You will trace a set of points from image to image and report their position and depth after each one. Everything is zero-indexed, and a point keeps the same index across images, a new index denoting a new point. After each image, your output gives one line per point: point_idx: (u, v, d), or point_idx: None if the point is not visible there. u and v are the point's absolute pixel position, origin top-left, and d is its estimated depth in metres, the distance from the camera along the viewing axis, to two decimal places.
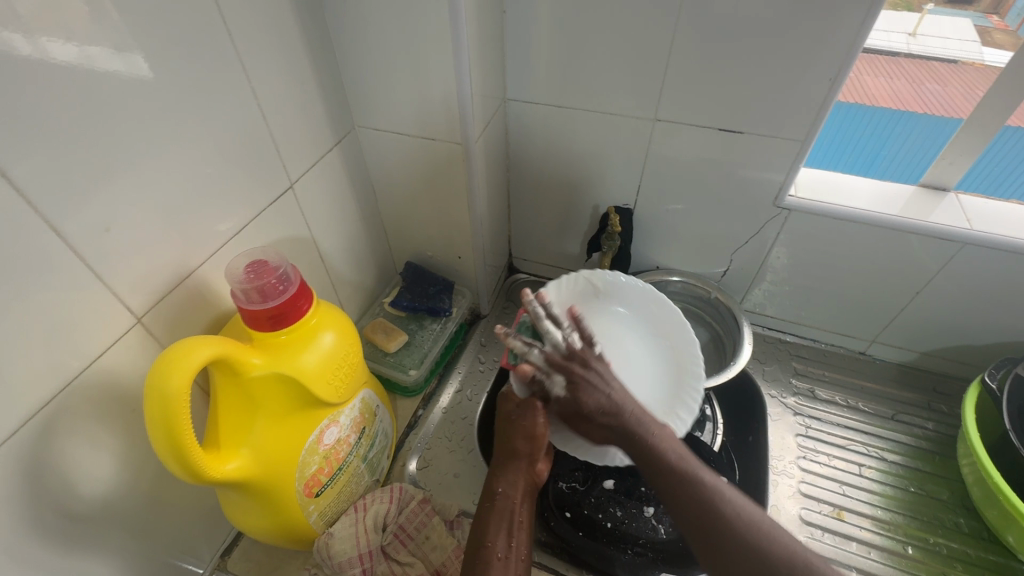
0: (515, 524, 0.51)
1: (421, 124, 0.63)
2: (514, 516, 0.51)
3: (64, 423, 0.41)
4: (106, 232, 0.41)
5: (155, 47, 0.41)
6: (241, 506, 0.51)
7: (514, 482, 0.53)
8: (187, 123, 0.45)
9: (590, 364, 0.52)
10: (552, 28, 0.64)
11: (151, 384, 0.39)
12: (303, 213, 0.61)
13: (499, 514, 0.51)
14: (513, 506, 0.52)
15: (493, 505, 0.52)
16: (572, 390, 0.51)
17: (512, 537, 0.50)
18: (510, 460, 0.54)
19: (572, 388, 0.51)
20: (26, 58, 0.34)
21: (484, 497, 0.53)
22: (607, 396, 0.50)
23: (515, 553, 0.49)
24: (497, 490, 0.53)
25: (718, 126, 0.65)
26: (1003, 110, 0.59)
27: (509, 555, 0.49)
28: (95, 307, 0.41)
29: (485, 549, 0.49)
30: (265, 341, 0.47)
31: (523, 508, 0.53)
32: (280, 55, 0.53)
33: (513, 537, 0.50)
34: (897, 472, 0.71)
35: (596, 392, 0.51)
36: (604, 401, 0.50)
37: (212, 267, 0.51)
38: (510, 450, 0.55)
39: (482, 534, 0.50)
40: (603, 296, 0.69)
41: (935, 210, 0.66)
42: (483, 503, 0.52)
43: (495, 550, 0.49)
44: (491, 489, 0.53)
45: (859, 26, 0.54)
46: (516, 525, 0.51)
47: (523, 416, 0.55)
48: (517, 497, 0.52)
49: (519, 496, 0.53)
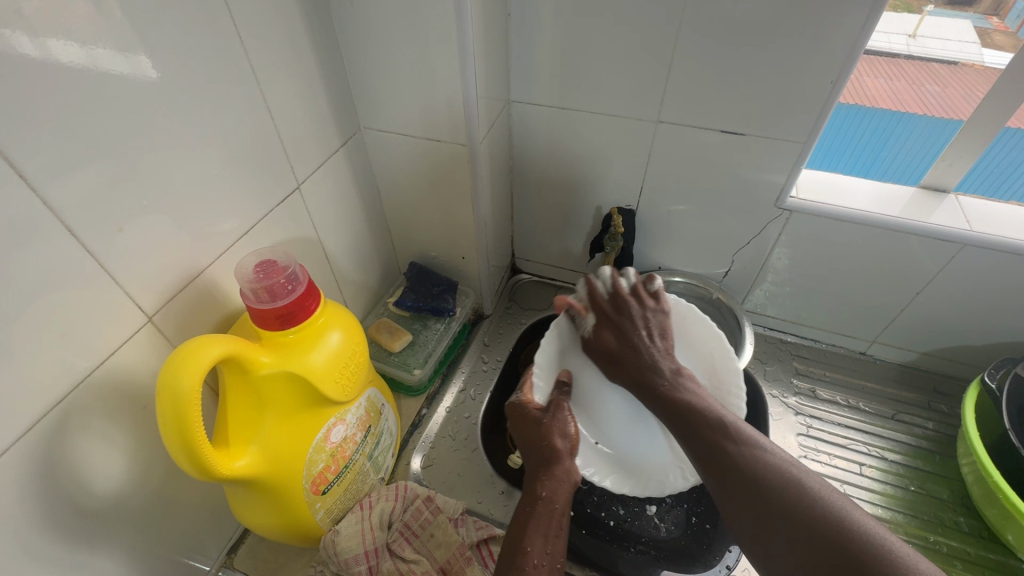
0: (552, 531, 0.49)
1: (426, 125, 0.64)
2: (551, 523, 0.50)
3: (76, 420, 0.42)
4: (118, 232, 0.42)
5: (165, 49, 0.42)
6: (249, 503, 0.52)
7: (558, 488, 0.52)
8: (196, 125, 0.46)
9: (629, 311, 0.59)
10: (555, 30, 0.64)
11: (163, 381, 0.39)
12: (309, 214, 0.62)
13: (537, 519, 0.50)
14: (552, 513, 0.50)
15: (532, 508, 0.51)
16: (594, 327, 0.60)
17: (549, 543, 0.48)
18: (548, 463, 0.53)
19: (601, 328, 0.59)
20: (30, 58, 0.34)
21: (526, 501, 0.52)
22: (628, 343, 0.57)
23: (551, 560, 0.48)
24: (540, 494, 0.52)
25: (720, 128, 0.66)
26: (1003, 112, 0.60)
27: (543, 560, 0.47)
28: (106, 306, 0.42)
29: (520, 554, 0.47)
30: (274, 340, 0.48)
31: (563, 514, 0.51)
32: (288, 56, 0.53)
33: (548, 543, 0.48)
34: (897, 471, 0.72)
35: (616, 334, 0.58)
36: (622, 344, 0.57)
37: (221, 267, 0.52)
38: (551, 453, 0.54)
39: (519, 537, 0.49)
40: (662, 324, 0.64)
41: (935, 211, 0.67)
42: (523, 508, 0.51)
43: (529, 556, 0.47)
44: (535, 494, 0.52)
45: (860, 29, 0.54)
46: (555, 531, 0.49)
47: (553, 418, 0.56)
48: (557, 502, 0.51)
49: (560, 499, 0.51)
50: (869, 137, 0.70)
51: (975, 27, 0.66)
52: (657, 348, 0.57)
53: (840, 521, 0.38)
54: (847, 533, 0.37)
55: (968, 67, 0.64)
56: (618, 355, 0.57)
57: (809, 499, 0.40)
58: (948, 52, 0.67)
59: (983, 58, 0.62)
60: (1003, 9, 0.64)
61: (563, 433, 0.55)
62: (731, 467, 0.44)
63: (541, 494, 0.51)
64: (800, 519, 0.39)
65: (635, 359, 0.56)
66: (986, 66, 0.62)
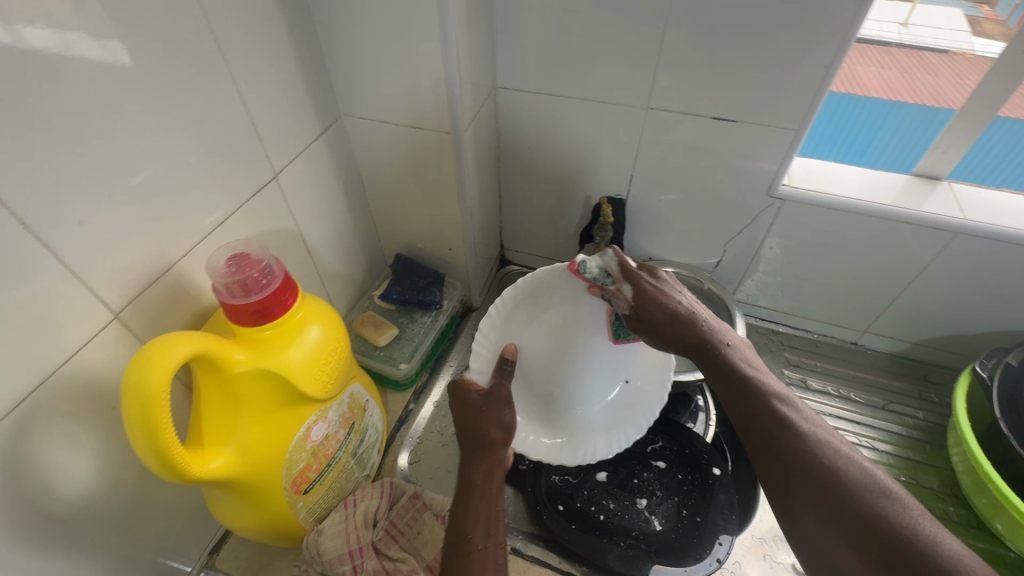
0: (494, 513, 0.47)
1: (410, 113, 0.61)
2: (490, 506, 0.47)
3: (39, 422, 0.40)
4: (80, 226, 0.39)
5: (130, 32, 0.39)
6: (227, 504, 0.50)
7: (491, 472, 0.49)
8: (166, 111, 0.44)
9: (660, 282, 0.54)
10: (543, 15, 0.62)
11: (129, 380, 0.38)
12: (288, 204, 0.60)
13: (475, 503, 0.47)
14: (490, 494, 0.48)
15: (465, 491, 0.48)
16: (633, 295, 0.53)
17: (490, 527, 0.46)
18: (482, 452, 0.50)
19: (638, 296, 0.52)
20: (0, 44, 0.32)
21: (459, 489, 0.48)
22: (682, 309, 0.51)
23: (494, 544, 0.45)
24: (474, 480, 0.48)
25: (711, 115, 0.64)
26: (1000, 97, 0.58)
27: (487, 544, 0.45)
28: (70, 303, 0.40)
29: (464, 542, 0.44)
30: (249, 336, 0.46)
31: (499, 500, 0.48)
32: (262, 41, 0.51)
33: (492, 527, 0.46)
34: (888, 462, 0.71)
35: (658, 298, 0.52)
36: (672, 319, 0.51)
37: (193, 261, 0.50)
38: (486, 441, 0.50)
39: (459, 525, 0.46)
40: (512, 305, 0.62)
41: (928, 199, 0.66)
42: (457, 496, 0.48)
43: (472, 542, 0.44)
44: (469, 480, 0.49)
45: (856, 13, 0.53)
46: (495, 515, 0.47)
47: (494, 406, 0.53)
48: (495, 486, 0.49)
49: (494, 485, 0.49)
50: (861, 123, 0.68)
51: (968, 15, 0.68)
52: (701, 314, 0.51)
53: (871, 488, 0.37)
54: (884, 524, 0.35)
55: (959, 55, 0.67)
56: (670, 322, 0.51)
57: (871, 519, 0.36)
58: (941, 40, 0.70)
59: (973, 47, 0.64)
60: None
61: (502, 407, 0.53)
62: (781, 444, 0.41)
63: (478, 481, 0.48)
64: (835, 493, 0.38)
65: (692, 336, 0.50)
66: (977, 54, 0.62)
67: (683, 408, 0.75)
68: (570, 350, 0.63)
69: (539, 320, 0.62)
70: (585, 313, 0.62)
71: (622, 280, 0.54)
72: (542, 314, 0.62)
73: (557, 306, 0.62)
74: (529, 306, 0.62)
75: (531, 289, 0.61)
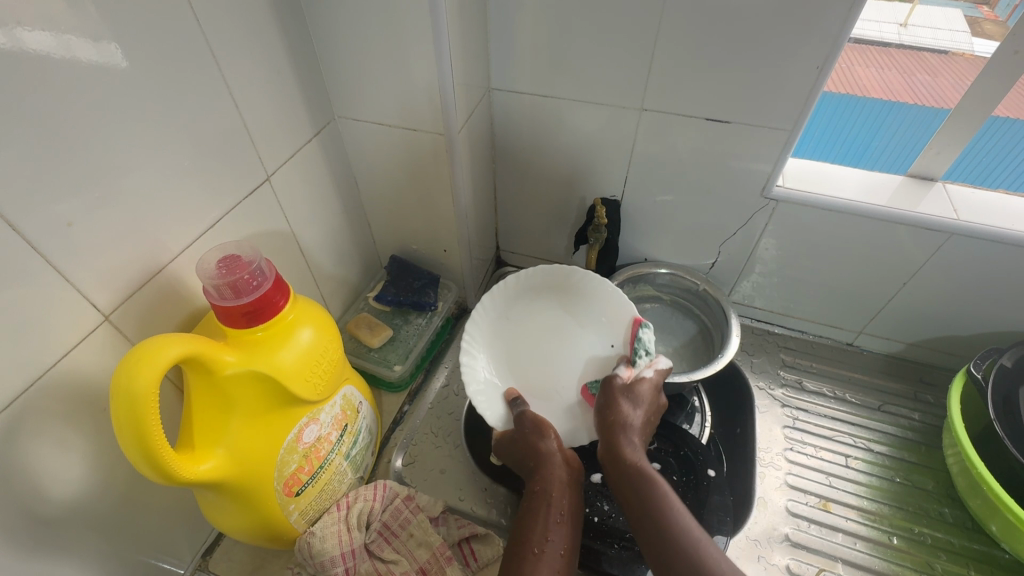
0: (554, 520, 0.54)
1: (403, 114, 0.62)
2: (550, 514, 0.55)
3: (29, 424, 0.40)
4: (69, 227, 0.39)
5: (124, 34, 0.40)
6: (219, 506, 0.50)
7: (551, 478, 0.57)
8: (160, 113, 0.44)
9: (646, 395, 0.62)
10: (537, 16, 0.62)
11: (116, 383, 0.38)
12: (281, 205, 0.60)
13: (536, 511, 0.55)
14: (550, 502, 0.55)
15: (532, 502, 0.56)
16: (636, 378, 0.63)
17: (548, 532, 0.53)
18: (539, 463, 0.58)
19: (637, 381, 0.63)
20: None
21: (525, 497, 0.57)
22: (632, 413, 0.61)
23: (551, 548, 0.52)
24: (534, 489, 0.57)
25: (705, 116, 0.64)
26: (993, 98, 0.58)
27: (545, 547, 0.52)
28: (60, 305, 0.40)
29: (523, 546, 0.52)
30: (240, 338, 0.46)
31: (563, 503, 0.56)
32: (255, 43, 0.51)
33: (550, 532, 0.53)
34: (883, 463, 0.71)
35: (632, 399, 0.62)
36: (626, 410, 0.61)
37: (185, 262, 0.50)
38: (538, 453, 0.59)
39: (522, 533, 0.54)
40: (517, 297, 0.71)
41: (922, 200, 0.66)
42: (524, 503, 0.57)
43: (530, 546, 0.52)
44: (530, 489, 0.57)
45: (847, 13, 0.53)
46: (555, 521, 0.54)
47: (536, 426, 0.61)
48: (554, 492, 0.56)
49: (556, 491, 0.57)
50: (860, 125, 0.69)
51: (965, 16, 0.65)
52: (637, 424, 0.60)
53: None
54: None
55: (958, 55, 0.63)
56: (633, 401, 0.62)
57: None
58: (938, 41, 0.66)
59: (973, 47, 0.61)
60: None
61: (544, 434, 0.60)
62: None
63: (535, 489, 0.56)
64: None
65: (626, 416, 0.60)
66: (975, 54, 0.60)
67: (679, 409, 0.75)
68: (561, 356, 0.70)
69: (539, 317, 0.71)
70: (585, 326, 0.71)
71: (654, 368, 0.64)
72: (520, 316, 0.71)
73: (557, 311, 0.71)
74: (528, 303, 0.71)
75: (509, 292, 0.70)
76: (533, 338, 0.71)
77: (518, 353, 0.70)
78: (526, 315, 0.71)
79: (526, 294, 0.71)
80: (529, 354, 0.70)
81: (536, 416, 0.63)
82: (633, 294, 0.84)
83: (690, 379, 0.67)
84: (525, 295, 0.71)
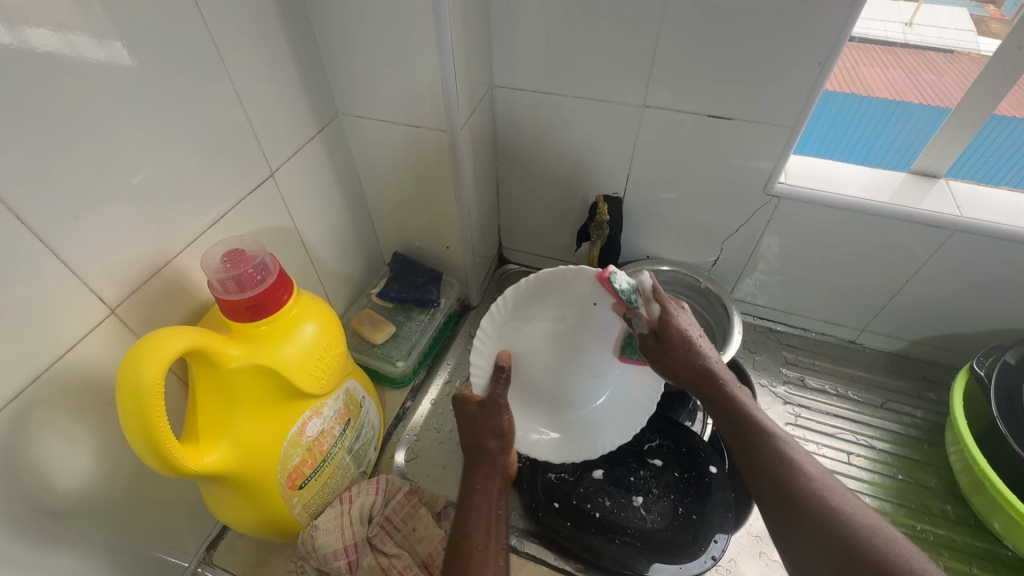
0: (496, 518, 0.48)
1: (406, 112, 0.62)
2: (491, 509, 0.49)
3: (36, 416, 0.40)
4: (77, 222, 0.40)
5: (130, 32, 0.40)
6: (222, 498, 0.51)
7: (490, 477, 0.52)
8: (165, 110, 0.44)
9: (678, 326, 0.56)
10: (540, 14, 0.63)
11: (123, 375, 0.38)
12: (285, 202, 0.60)
13: (477, 508, 0.49)
14: (491, 499, 0.50)
15: (470, 499, 0.50)
16: (660, 318, 0.56)
17: (492, 528, 0.48)
18: (481, 458, 0.53)
19: (664, 318, 0.56)
20: (2, 43, 0.33)
21: (461, 494, 0.51)
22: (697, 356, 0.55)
23: (495, 545, 0.46)
24: (475, 485, 0.51)
25: (707, 113, 0.65)
26: (995, 94, 0.58)
27: (488, 544, 0.46)
28: (67, 299, 0.41)
29: (465, 542, 0.46)
30: (244, 332, 0.46)
31: (501, 502, 0.50)
32: (259, 40, 0.52)
33: (493, 529, 0.47)
34: (886, 460, 0.71)
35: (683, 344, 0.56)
36: (688, 355, 0.55)
37: (190, 257, 0.50)
38: (481, 449, 0.53)
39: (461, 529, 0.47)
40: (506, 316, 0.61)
41: (925, 197, 0.66)
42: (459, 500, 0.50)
43: (474, 542, 0.46)
44: (467, 485, 0.51)
45: (849, 10, 0.53)
46: (496, 518, 0.49)
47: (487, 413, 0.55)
48: (495, 490, 0.51)
49: (496, 490, 0.51)
50: (866, 124, 0.69)
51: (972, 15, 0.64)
52: (711, 357, 0.55)
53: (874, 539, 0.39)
54: (835, 518, 0.41)
55: (965, 55, 0.63)
56: (687, 347, 0.55)
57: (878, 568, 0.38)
58: (947, 41, 0.67)
59: (979, 47, 0.60)
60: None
61: (498, 415, 0.55)
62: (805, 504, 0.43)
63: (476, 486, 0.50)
64: (838, 542, 0.40)
65: (695, 365, 0.55)
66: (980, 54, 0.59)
67: (681, 406, 0.75)
68: (569, 344, 0.65)
69: (532, 316, 0.63)
70: (584, 314, 0.63)
71: (654, 301, 0.56)
72: (518, 323, 0.63)
73: (553, 307, 0.63)
74: (522, 312, 0.62)
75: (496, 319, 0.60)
76: (542, 337, 0.64)
77: (525, 353, 0.64)
78: (537, 315, 0.63)
79: (517, 309, 0.62)
80: (538, 353, 0.65)
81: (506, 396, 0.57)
82: None
83: None
84: (514, 310, 0.61)
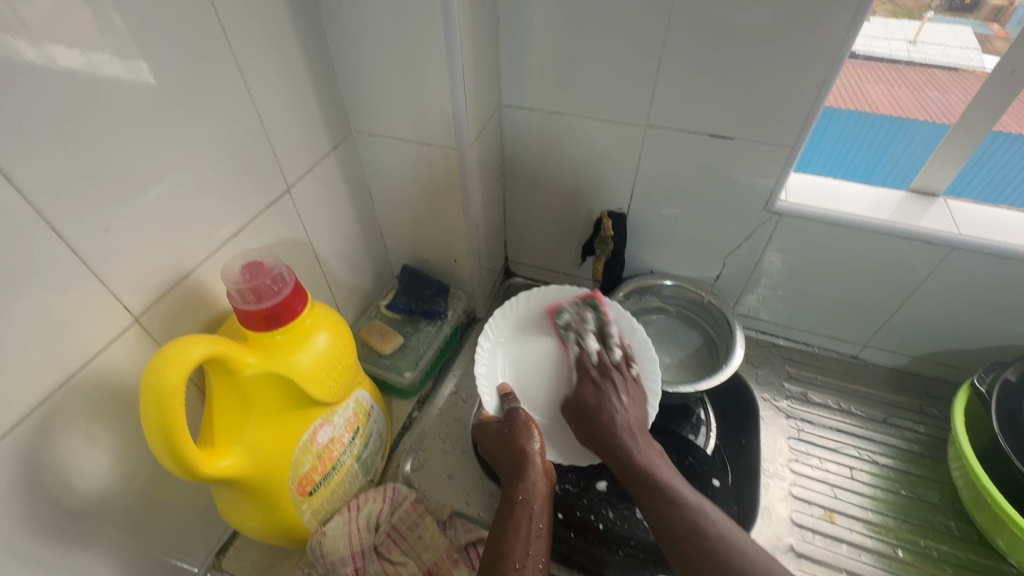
0: (534, 532, 0.53)
1: (417, 129, 0.64)
2: (531, 524, 0.53)
3: (62, 419, 0.42)
4: (105, 233, 0.42)
5: (158, 53, 0.43)
6: (236, 503, 0.52)
7: (534, 487, 0.56)
8: (186, 126, 0.47)
9: (609, 376, 0.66)
10: (547, 36, 0.65)
11: (146, 380, 0.40)
12: (300, 215, 0.63)
13: (517, 522, 0.53)
14: (532, 514, 0.54)
15: (512, 511, 0.54)
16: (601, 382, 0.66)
17: (529, 545, 0.52)
18: (521, 468, 0.57)
19: (585, 390, 0.66)
20: (29, 61, 0.35)
21: (504, 506, 0.55)
22: (618, 412, 0.63)
23: (532, 562, 0.51)
24: (517, 497, 0.55)
25: (708, 132, 0.66)
26: (990, 116, 0.60)
27: (526, 563, 0.50)
28: (94, 306, 0.43)
29: (505, 559, 0.50)
30: (261, 340, 0.48)
31: (543, 515, 0.55)
32: (278, 60, 0.54)
33: (530, 546, 0.52)
34: (889, 475, 0.72)
35: (609, 400, 0.64)
36: (613, 415, 0.62)
37: (209, 269, 0.52)
38: (521, 457, 0.57)
39: (501, 542, 0.52)
40: (528, 318, 0.75)
41: (924, 215, 0.67)
42: (503, 513, 0.54)
43: (512, 558, 0.50)
44: (512, 497, 0.55)
45: (845, 33, 0.55)
46: (536, 533, 0.53)
47: (519, 430, 0.60)
48: (535, 503, 0.55)
49: (537, 502, 0.55)
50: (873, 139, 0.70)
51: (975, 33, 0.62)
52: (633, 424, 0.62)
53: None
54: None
55: (969, 72, 0.61)
56: (599, 426, 0.62)
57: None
58: (949, 57, 0.65)
59: (983, 64, 0.59)
60: (1005, 15, 0.59)
61: (528, 433, 0.60)
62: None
63: (518, 497, 0.54)
64: None
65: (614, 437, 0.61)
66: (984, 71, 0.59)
67: (684, 420, 0.76)
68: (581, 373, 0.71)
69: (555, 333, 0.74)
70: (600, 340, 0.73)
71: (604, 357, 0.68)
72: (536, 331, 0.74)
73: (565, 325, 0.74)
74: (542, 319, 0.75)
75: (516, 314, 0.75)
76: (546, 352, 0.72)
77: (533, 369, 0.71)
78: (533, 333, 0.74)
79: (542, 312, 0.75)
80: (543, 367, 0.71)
81: (525, 413, 0.62)
82: (639, 305, 0.86)
83: (695, 391, 0.69)
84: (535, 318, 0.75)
